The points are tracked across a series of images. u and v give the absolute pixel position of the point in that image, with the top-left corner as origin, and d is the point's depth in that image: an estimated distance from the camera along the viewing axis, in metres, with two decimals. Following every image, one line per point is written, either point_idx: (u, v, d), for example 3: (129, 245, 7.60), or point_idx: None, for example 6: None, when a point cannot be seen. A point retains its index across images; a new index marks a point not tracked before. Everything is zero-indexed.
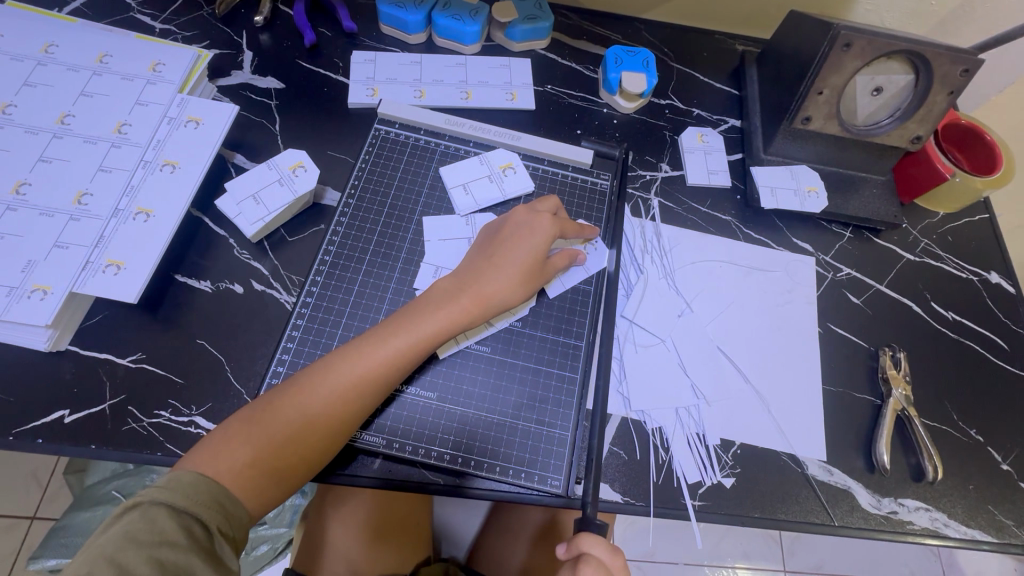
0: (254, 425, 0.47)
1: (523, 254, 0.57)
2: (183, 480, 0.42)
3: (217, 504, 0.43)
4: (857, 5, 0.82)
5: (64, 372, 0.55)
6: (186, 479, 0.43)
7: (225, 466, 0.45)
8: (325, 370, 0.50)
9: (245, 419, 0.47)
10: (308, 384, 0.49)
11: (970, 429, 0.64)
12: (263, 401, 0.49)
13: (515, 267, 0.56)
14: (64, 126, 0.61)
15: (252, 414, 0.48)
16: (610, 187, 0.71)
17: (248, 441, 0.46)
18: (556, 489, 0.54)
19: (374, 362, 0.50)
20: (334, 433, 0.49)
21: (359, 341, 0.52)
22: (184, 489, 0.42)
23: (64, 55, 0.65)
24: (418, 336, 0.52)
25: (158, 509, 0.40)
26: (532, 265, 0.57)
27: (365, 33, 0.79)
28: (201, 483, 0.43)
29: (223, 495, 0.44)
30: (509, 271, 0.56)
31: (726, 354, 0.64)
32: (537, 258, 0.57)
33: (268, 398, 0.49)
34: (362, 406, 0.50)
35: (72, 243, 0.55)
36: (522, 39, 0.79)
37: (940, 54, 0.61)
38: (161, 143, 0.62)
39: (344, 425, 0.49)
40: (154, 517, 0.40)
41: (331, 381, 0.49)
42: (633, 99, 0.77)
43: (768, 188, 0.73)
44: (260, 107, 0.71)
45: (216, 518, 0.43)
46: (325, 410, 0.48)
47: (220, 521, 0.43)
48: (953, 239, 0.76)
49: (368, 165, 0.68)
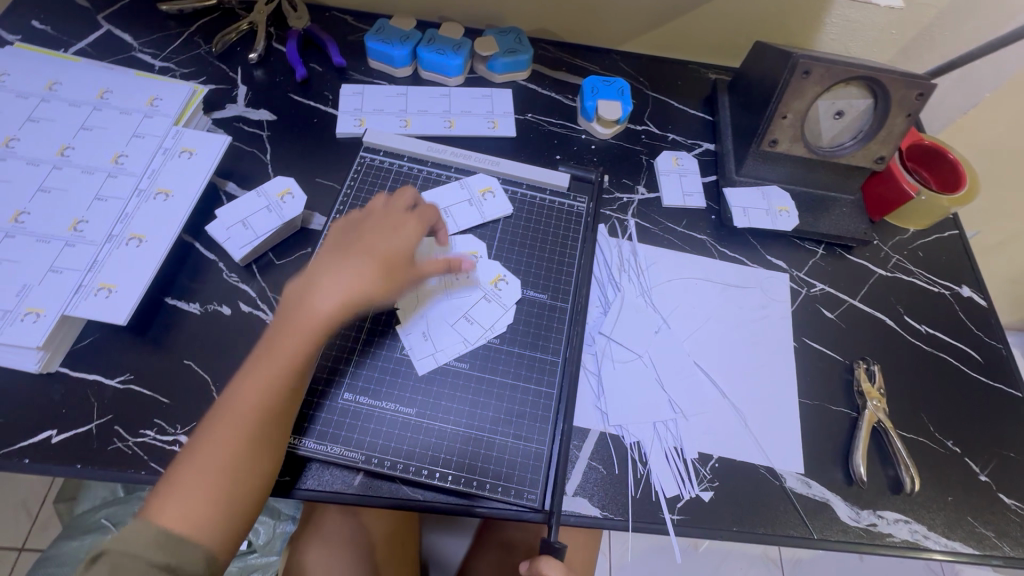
0: (182, 480, 0.46)
1: (371, 247, 0.56)
2: (130, 533, 0.43)
3: (163, 546, 0.43)
4: (821, 35, 0.86)
5: (53, 393, 0.56)
6: (132, 532, 0.43)
7: (168, 516, 0.45)
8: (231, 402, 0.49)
9: (173, 475, 0.46)
10: (219, 417, 0.49)
11: (947, 440, 0.65)
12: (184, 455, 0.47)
13: (352, 260, 0.55)
14: (64, 157, 0.64)
15: (178, 467, 0.47)
16: (587, 209, 0.73)
17: (187, 485, 0.46)
18: (533, 503, 0.54)
19: (274, 371, 0.50)
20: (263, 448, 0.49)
21: (255, 360, 0.52)
22: (134, 538, 0.42)
23: (67, 92, 0.69)
24: (310, 331, 0.52)
25: (122, 557, 0.41)
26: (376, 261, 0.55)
27: (354, 68, 0.83)
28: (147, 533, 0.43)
29: (167, 540, 0.44)
30: (332, 267, 0.55)
31: (702, 368, 0.66)
32: (384, 255, 0.56)
33: (187, 453, 0.47)
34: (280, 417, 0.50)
35: (66, 268, 0.58)
36: (503, 71, 0.83)
37: (895, 80, 0.65)
38: (156, 172, 0.65)
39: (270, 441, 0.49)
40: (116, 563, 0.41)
41: (242, 405, 0.49)
42: (609, 125, 0.80)
43: (740, 208, 0.75)
44: (252, 138, 0.75)
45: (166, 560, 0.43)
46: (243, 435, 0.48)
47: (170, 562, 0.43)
48: (923, 254, 0.78)
49: (353, 191, 0.70)
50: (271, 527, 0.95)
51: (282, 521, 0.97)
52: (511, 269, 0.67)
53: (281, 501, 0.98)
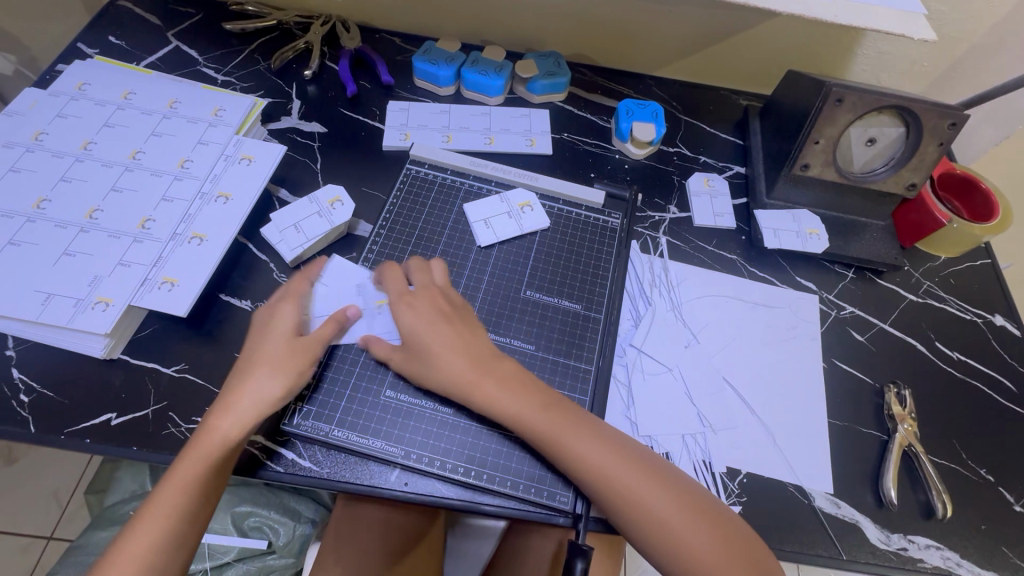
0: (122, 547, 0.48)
1: (265, 347, 0.56)
2: None
3: None
4: (853, 65, 0.88)
5: (114, 378, 0.60)
6: None
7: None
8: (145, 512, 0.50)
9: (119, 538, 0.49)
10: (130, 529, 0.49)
11: (979, 467, 0.64)
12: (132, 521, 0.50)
13: (248, 373, 0.55)
14: (136, 161, 0.69)
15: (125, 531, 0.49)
16: (621, 225, 0.75)
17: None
18: (565, 505, 0.56)
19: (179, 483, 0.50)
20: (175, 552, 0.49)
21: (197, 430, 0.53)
22: None
23: (140, 101, 0.74)
24: (217, 450, 0.51)
25: None
26: (261, 406, 0.54)
27: (401, 86, 0.88)
28: None
29: None
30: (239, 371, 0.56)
31: (731, 384, 0.67)
32: (268, 369, 0.55)
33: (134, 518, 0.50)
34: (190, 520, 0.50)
35: (134, 262, 0.62)
36: (542, 92, 0.87)
37: (927, 110, 0.66)
38: (217, 177, 0.69)
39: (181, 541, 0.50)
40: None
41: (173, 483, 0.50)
42: (643, 146, 0.83)
43: (771, 229, 0.77)
44: (304, 148, 0.79)
45: None
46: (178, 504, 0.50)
47: None
48: (955, 282, 0.78)
49: (399, 200, 0.74)
50: (291, 529, 0.98)
51: (302, 525, 1.00)
52: (546, 280, 0.70)
53: (301, 503, 1.01)
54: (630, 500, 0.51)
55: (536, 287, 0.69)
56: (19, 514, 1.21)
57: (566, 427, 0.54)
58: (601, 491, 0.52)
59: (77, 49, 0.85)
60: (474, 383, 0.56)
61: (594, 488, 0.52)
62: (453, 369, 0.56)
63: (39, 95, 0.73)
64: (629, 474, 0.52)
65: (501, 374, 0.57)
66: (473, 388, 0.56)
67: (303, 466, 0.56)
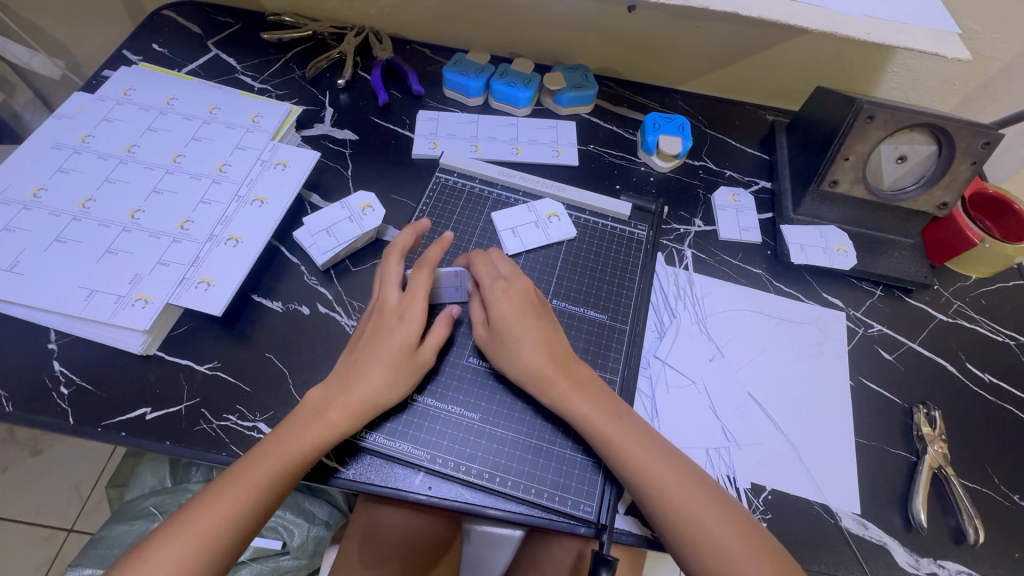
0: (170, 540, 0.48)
1: (387, 345, 0.57)
2: None
3: None
4: (882, 82, 0.88)
5: (150, 373, 0.61)
6: None
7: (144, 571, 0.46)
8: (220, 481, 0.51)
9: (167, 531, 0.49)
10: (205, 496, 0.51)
11: (1013, 493, 0.63)
12: (183, 514, 0.50)
13: (361, 366, 0.56)
14: (176, 164, 0.72)
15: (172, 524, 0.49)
16: (647, 237, 0.76)
17: (168, 555, 0.47)
18: (589, 515, 0.56)
19: (272, 462, 0.52)
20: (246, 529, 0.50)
21: (273, 434, 0.54)
22: None
23: (182, 107, 0.77)
24: (296, 457, 0.53)
25: None
26: (369, 404, 0.56)
27: (430, 96, 0.90)
28: None
29: None
30: (353, 361, 0.57)
31: (756, 400, 0.66)
32: (385, 369, 0.56)
33: (184, 513, 0.50)
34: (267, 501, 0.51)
35: (172, 262, 0.64)
36: (569, 104, 0.88)
37: (960, 128, 0.66)
38: (254, 181, 0.71)
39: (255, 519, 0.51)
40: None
41: (241, 483, 0.51)
42: (669, 159, 0.84)
43: (797, 244, 0.77)
44: (336, 155, 0.81)
45: None
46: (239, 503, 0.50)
47: None
48: (986, 302, 0.77)
49: (428, 207, 0.75)
50: (306, 530, 0.99)
51: (316, 526, 1.00)
52: (573, 289, 0.70)
53: (316, 505, 1.02)
54: (689, 523, 0.51)
55: (562, 296, 0.69)
56: (41, 505, 1.24)
57: (635, 444, 0.54)
58: (665, 509, 0.52)
59: (122, 56, 0.88)
60: (546, 380, 0.57)
61: (655, 505, 0.52)
62: (534, 362, 0.57)
63: (87, 99, 0.76)
64: (692, 500, 0.52)
65: (580, 384, 0.57)
66: (547, 384, 0.57)
67: (331, 467, 0.57)
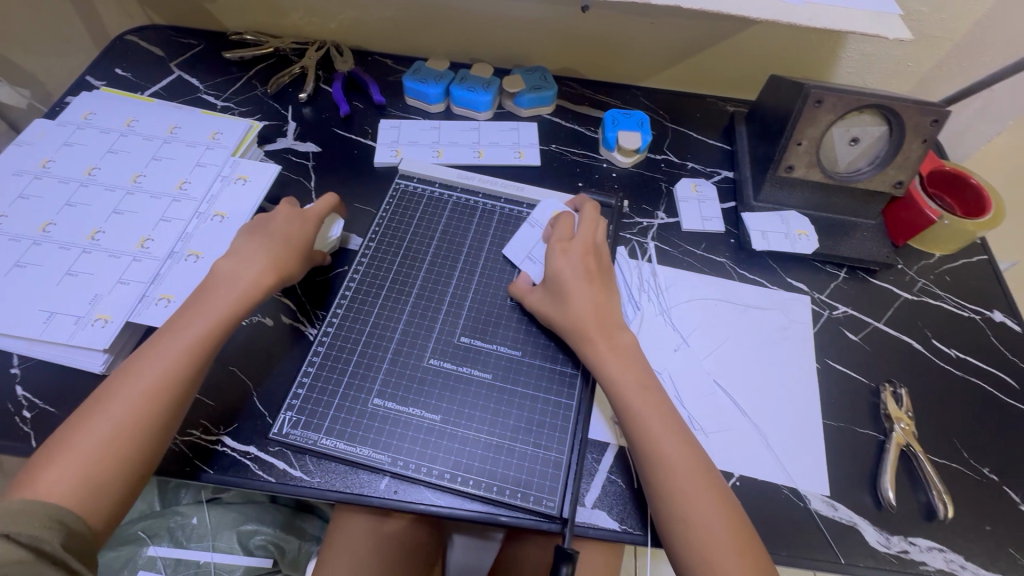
0: (86, 435, 0.49)
1: (276, 243, 0.63)
2: (15, 508, 0.45)
3: (57, 521, 0.45)
4: (838, 67, 0.89)
5: None
6: (18, 507, 0.45)
7: (57, 476, 0.47)
8: (109, 390, 0.52)
9: (78, 426, 0.50)
10: (100, 404, 0.51)
11: (983, 467, 0.63)
12: (93, 407, 0.51)
13: (246, 256, 0.61)
14: (137, 184, 0.72)
15: (83, 419, 0.50)
16: (608, 231, 0.76)
17: (88, 449, 0.49)
18: (551, 510, 0.56)
19: (163, 357, 0.54)
20: (155, 426, 0.51)
21: (178, 315, 0.57)
22: (16, 516, 0.44)
23: (142, 127, 0.78)
24: (209, 326, 0.56)
25: None
26: (251, 295, 0.59)
27: (392, 105, 0.91)
28: (32, 506, 0.45)
29: (63, 513, 0.46)
30: (231, 254, 0.62)
31: (722, 387, 0.66)
32: (269, 260, 0.61)
33: (94, 404, 0.51)
34: (173, 396, 0.53)
35: (133, 280, 0.64)
36: (529, 106, 0.89)
37: (908, 108, 0.67)
38: (214, 198, 0.72)
39: (164, 417, 0.52)
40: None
41: (155, 359, 0.53)
42: (630, 154, 0.85)
43: (758, 231, 0.77)
44: (299, 168, 0.82)
45: (59, 536, 0.45)
46: (154, 380, 0.52)
47: (62, 538, 0.45)
48: (951, 279, 0.77)
49: (389, 214, 0.76)
50: (297, 545, 1.00)
51: (308, 542, 1.01)
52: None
53: (307, 521, 1.03)
54: (682, 500, 0.52)
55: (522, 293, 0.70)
56: None
57: (659, 422, 0.56)
58: (659, 475, 0.53)
59: (86, 82, 0.89)
60: (589, 333, 0.61)
61: (654, 469, 0.54)
62: (581, 317, 0.61)
63: (47, 125, 0.76)
64: (686, 463, 0.54)
65: (629, 355, 0.60)
66: (590, 340, 0.60)
67: (294, 475, 0.57)
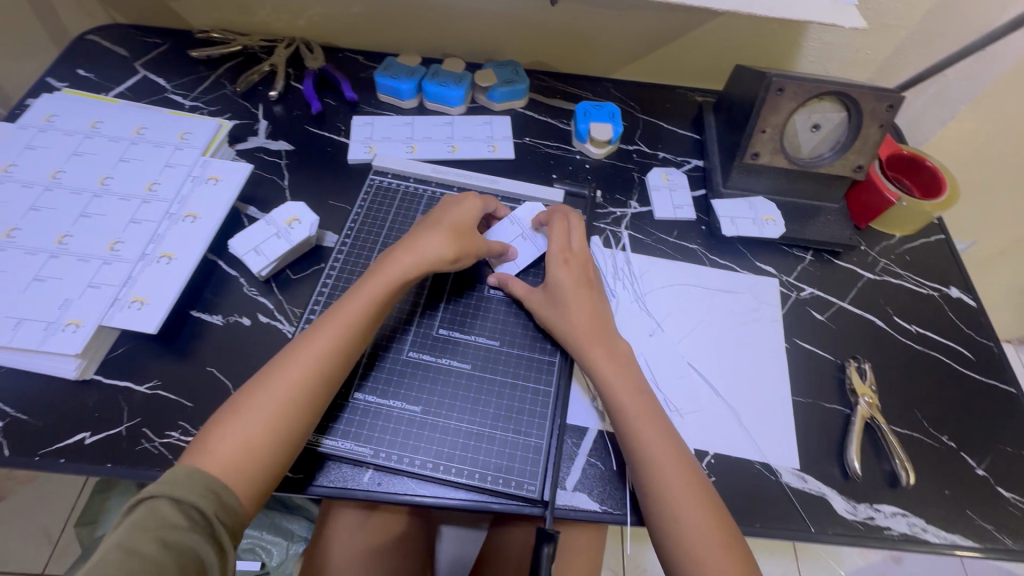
0: (243, 415, 0.53)
1: (447, 227, 0.66)
2: (181, 475, 0.49)
3: (212, 491, 0.49)
4: (800, 56, 0.92)
5: (88, 398, 0.61)
6: (183, 474, 0.49)
7: (218, 449, 0.51)
8: (271, 371, 0.56)
9: (237, 404, 0.54)
10: (261, 385, 0.55)
11: (942, 435, 0.66)
12: (253, 388, 0.55)
13: (421, 240, 0.64)
14: (104, 186, 0.71)
15: (240, 399, 0.54)
16: (581, 221, 0.78)
17: (246, 427, 0.52)
18: (532, 493, 0.57)
19: (314, 347, 0.57)
20: (302, 410, 0.54)
21: (333, 308, 0.60)
22: (183, 482, 0.48)
23: (108, 129, 0.76)
24: (353, 324, 0.59)
25: (162, 502, 0.47)
26: (393, 285, 0.61)
27: (365, 101, 0.90)
28: (196, 475, 0.49)
29: (218, 484, 0.50)
30: (424, 237, 0.65)
31: (696, 368, 0.69)
32: (452, 243, 0.65)
33: (253, 386, 0.55)
34: (324, 384, 0.56)
35: (104, 283, 0.63)
36: (502, 99, 0.90)
37: (864, 94, 0.69)
38: (185, 198, 0.71)
39: (313, 403, 0.55)
40: (155, 508, 0.47)
41: (310, 348, 0.57)
42: (602, 145, 0.86)
43: (728, 217, 0.79)
44: (271, 166, 0.81)
45: (212, 505, 0.49)
46: (307, 368, 0.56)
47: (215, 507, 0.49)
48: (910, 258, 0.81)
49: (364, 211, 0.76)
50: (285, 547, 1.00)
51: (295, 543, 1.01)
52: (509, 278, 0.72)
53: (293, 521, 1.02)
54: (673, 503, 0.53)
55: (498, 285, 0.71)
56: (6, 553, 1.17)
57: (652, 425, 0.58)
58: (655, 480, 0.54)
59: (47, 84, 0.87)
60: (587, 341, 0.62)
61: (644, 470, 0.55)
62: (579, 322, 0.63)
63: (8, 128, 0.74)
64: (677, 465, 0.55)
65: (621, 359, 0.62)
66: (588, 345, 0.62)
67: None
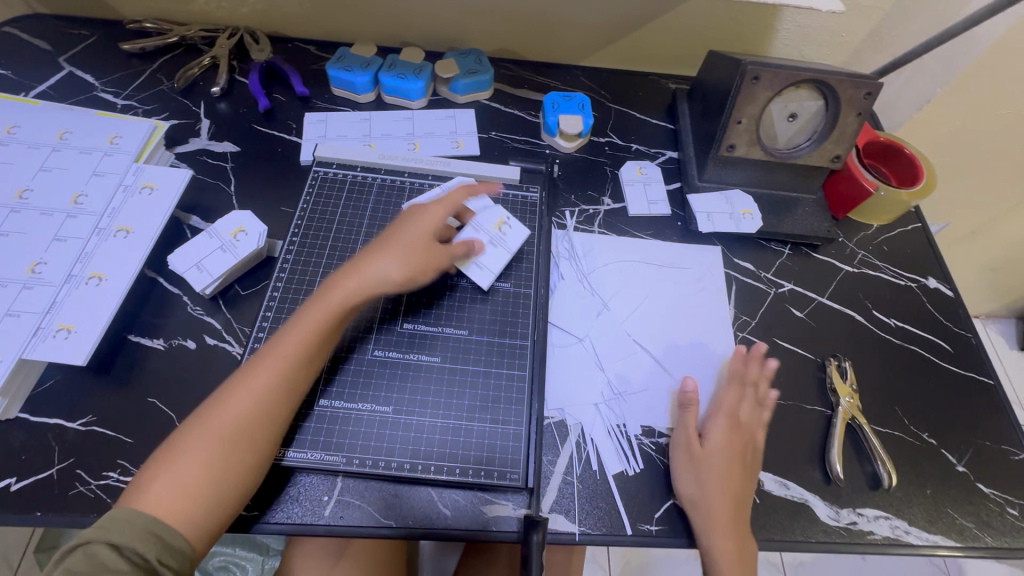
0: (189, 450, 0.49)
1: (405, 242, 0.61)
2: (120, 517, 0.45)
3: (154, 533, 0.45)
4: (775, 40, 0.88)
5: (13, 439, 0.55)
6: (123, 516, 0.45)
7: (161, 491, 0.47)
8: (213, 405, 0.51)
9: (178, 443, 0.49)
10: (202, 421, 0.50)
11: (922, 433, 0.65)
12: (196, 423, 0.50)
13: (376, 257, 0.60)
14: (22, 201, 0.64)
15: (180, 439, 0.50)
16: (541, 199, 0.75)
17: (190, 466, 0.48)
18: (515, 482, 0.56)
19: (262, 375, 0.52)
20: (252, 438, 0.50)
21: (280, 333, 0.56)
22: (121, 525, 0.44)
23: (25, 134, 0.69)
24: (304, 343, 0.55)
25: (99, 546, 0.43)
26: (347, 301, 0.57)
27: (317, 96, 0.84)
28: (137, 518, 0.45)
29: (162, 527, 0.45)
30: (380, 254, 0.60)
31: (642, 346, 0.67)
32: (410, 260, 0.60)
33: (196, 421, 0.51)
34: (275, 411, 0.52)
35: (23, 311, 0.57)
36: (466, 91, 0.84)
37: (842, 81, 0.66)
38: (116, 211, 0.65)
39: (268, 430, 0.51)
40: (93, 553, 0.43)
41: (260, 373, 0.53)
42: (572, 139, 0.82)
43: (704, 213, 0.76)
44: (215, 170, 0.75)
45: (156, 551, 0.44)
46: (253, 397, 0.51)
47: (159, 552, 0.45)
48: (889, 248, 0.79)
49: (309, 207, 0.70)
50: (260, 563, 0.95)
51: (271, 557, 0.95)
52: None
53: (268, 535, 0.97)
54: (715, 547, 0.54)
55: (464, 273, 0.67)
56: None
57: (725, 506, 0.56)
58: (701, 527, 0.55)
59: None
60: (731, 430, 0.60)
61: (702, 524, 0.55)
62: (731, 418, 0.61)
63: None
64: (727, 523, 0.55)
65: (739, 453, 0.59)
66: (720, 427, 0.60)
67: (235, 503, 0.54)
